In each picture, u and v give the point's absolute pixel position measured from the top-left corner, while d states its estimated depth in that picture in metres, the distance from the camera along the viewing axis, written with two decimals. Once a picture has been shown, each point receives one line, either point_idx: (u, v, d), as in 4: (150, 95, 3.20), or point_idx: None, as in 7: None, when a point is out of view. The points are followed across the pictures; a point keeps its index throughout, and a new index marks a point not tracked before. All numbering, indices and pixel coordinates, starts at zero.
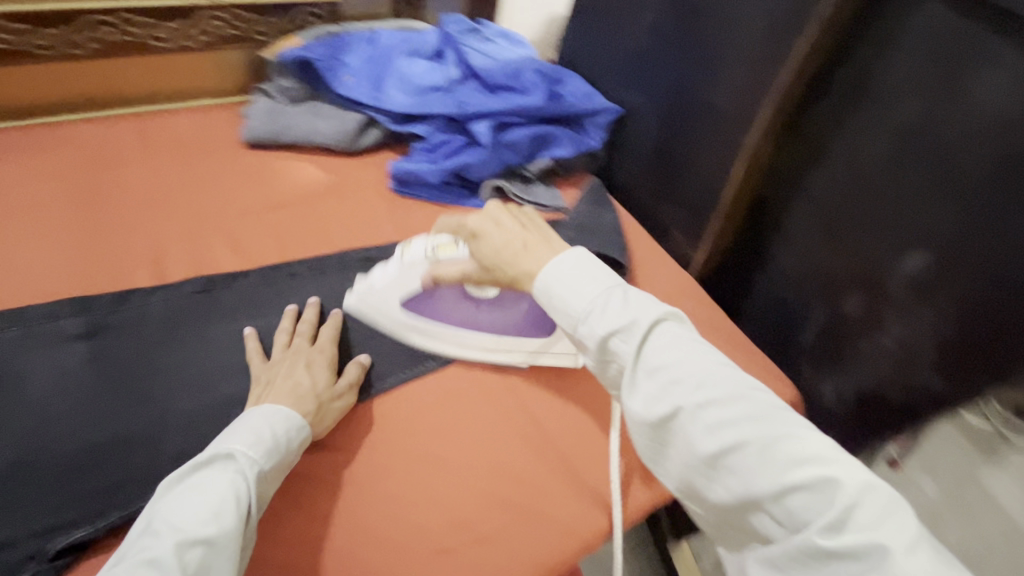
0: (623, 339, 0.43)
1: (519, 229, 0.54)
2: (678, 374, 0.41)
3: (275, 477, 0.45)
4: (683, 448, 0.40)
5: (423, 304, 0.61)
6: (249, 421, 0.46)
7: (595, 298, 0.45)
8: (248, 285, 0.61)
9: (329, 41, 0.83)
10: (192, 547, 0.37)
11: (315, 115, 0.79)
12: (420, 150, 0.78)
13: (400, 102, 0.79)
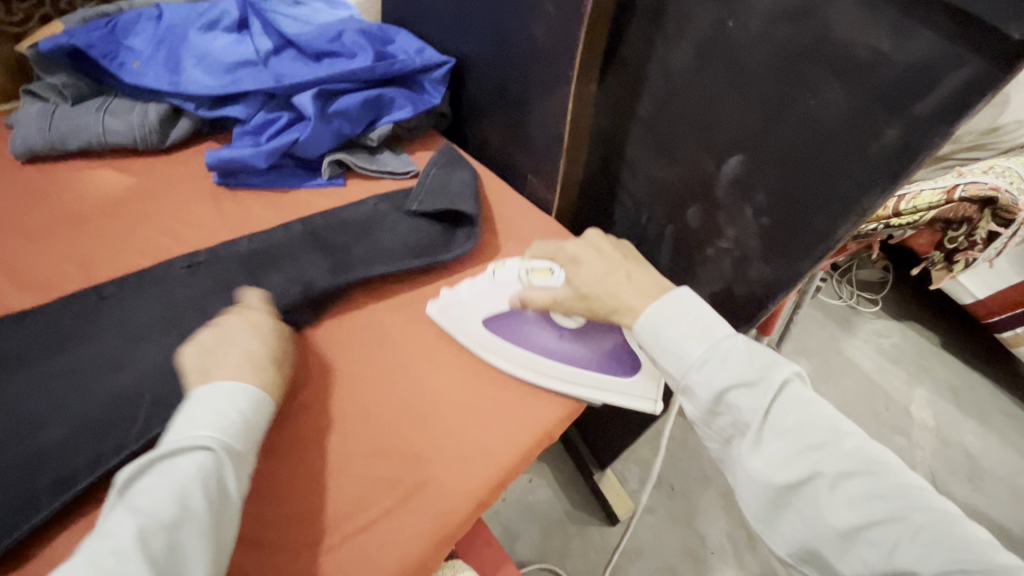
0: (755, 395, 0.42)
1: (620, 259, 0.54)
2: (813, 441, 0.40)
3: (249, 452, 0.41)
4: (815, 514, 0.38)
5: (502, 326, 0.59)
6: (207, 399, 0.41)
7: (712, 347, 0.44)
8: (58, 320, 0.52)
9: (99, 24, 0.70)
10: (157, 534, 0.34)
11: (104, 111, 0.68)
12: (241, 134, 0.70)
13: (205, 84, 0.70)
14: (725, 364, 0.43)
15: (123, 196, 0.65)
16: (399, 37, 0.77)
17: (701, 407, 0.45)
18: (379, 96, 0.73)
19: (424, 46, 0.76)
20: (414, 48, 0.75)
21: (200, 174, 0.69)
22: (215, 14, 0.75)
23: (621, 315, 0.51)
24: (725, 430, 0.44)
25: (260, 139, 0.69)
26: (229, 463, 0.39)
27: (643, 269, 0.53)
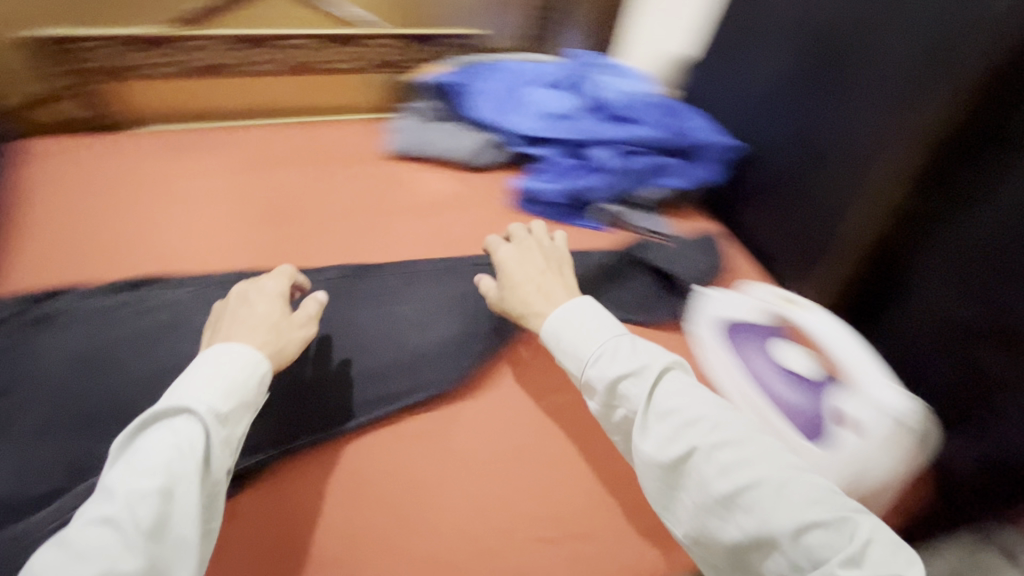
0: (637, 381, 0.50)
1: (542, 261, 0.64)
2: (690, 418, 0.47)
3: (240, 418, 0.46)
4: (697, 484, 0.45)
5: (728, 330, 0.65)
6: (208, 367, 0.46)
7: (605, 344, 0.53)
8: (384, 280, 0.70)
9: (466, 68, 0.91)
10: (149, 497, 0.39)
11: (450, 133, 0.89)
12: (541, 172, 0.84)
13: (528, 127, 0.86)
14: (614, 359, 0.51)
15: (440, 201, 0.83)
16: (688, 114, 0.86)
17: (597, 402, 0.52)
18: (660, 163, 0.83)
19: (707, 124, 0.85)
20: (701, 127, 0.84)
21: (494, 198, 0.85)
22: (544, 75, 0.92)
23: (524, 316, 0.60)
24: (621, 419, 0.51)
25: (555, 178, 0.83)
26: (215, 428, 0.43)
27: (560, 279, 0.62)
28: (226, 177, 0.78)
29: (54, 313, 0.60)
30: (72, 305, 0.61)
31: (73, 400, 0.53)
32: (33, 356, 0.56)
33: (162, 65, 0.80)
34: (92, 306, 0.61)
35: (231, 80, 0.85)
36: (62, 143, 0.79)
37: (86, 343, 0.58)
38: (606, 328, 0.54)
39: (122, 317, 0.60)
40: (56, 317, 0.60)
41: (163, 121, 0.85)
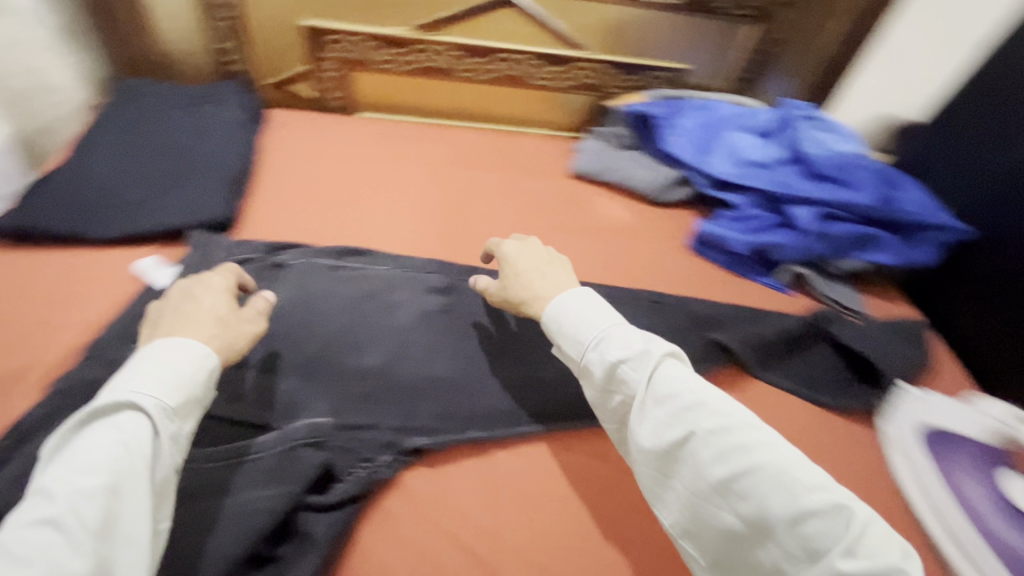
0: (635, 364, 0.48)
1: (546, 253, 0.63)
2: (687, 403, 0.46)
3: (187, 412, 0.45)
4: (693, 469, 0.44)
5: (934, 440, 0.60)
6: (153, 363, 0.44)
7: (606, 330, 0.52)
8: None
9: (668, 102, 0.91)
10: (94, 496, 0.38)
11: (637, 163, 0.89)
12: (727, 218, 0.83)
13: (724, 172, 0.84)
14: (616, 342, 0.51)
15: (616, 229, 0.85)
16: (906, 184, 0.78)
17: (595, 386, 0.51)
18: (865, 234, 0.76)
19: (927, 199, 0.77)
20: (921, 202, 0.76)
21: (671, 237, 0.85)
22: (749, 119, 0.88)
23: (526, 302, 0.58)
24: (619, 405, 0.50)
25: (741, 227, 0.81)
26: (161, 420, 0.43)
27: (562, 270, 0.61)
28: (428, 172, 0.87)
29: (284, 263, 0.69)
30: (299, 259, 0.69)
31: (288, 347, 0.61)
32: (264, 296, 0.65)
33: (406, 63, 0.89)
34: (306, 264, 0.69)
35: (445, 84, 0.92)
36: (306, 119, 0.92)
37: (306, 297, 0.65)
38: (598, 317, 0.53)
39: (336, 280, 0.68)
40: (285, 267, 0.68)
41: (383, 112, 0.96)
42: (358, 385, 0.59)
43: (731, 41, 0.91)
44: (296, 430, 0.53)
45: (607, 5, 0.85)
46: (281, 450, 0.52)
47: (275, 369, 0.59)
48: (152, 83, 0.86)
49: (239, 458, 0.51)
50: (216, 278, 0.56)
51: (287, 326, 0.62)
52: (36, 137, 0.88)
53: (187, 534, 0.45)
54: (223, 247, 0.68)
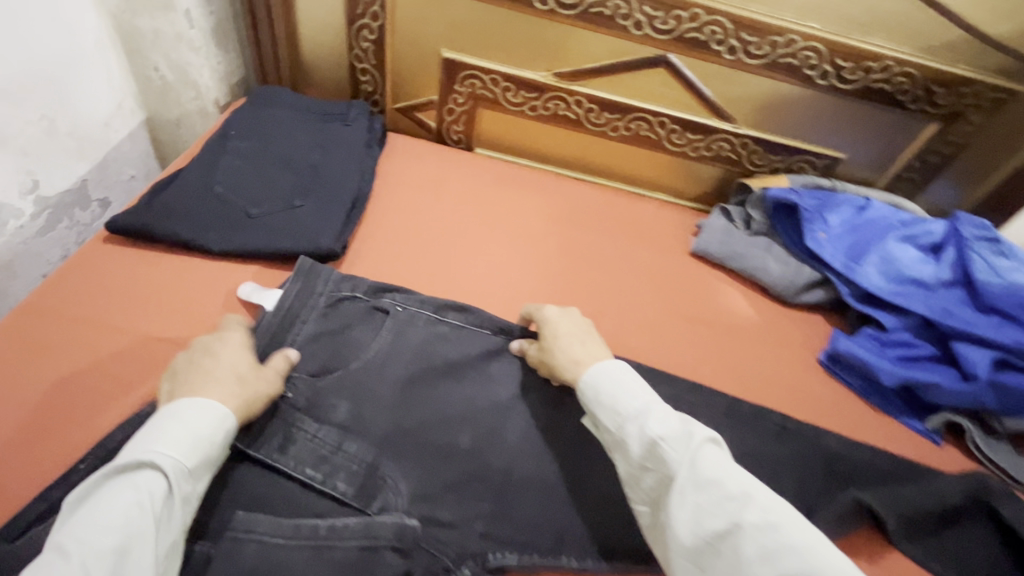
0: (676, 444, 0.47)
1: (586, 322, 0.62)
2: (729, 492, 0.44)
3: (202, 474, 0.46)
4: (733, 566, 0.41)
5: None
6: (175, 421, 0.45)
7: (646, 406, 0.51)
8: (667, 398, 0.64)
9: (816, 192, 0.81)
10: (102, 558, 0.38)
11: (771, 254, 0.80)
12: (870, 338, 0.72)
13: (875, 285, 0.74)
14: (657, 419, 0.49)
15: (740, 325, 0.76)
16: None
17: (630, 463, 0.49)
18: None
19: None
20: None
21: (798, 347, 0.75)
22: (913, 230, 0.77)
23: (559, 369, 0.57)
24: (653, 485, 0.48)
25: (889, 355, 0.70)
26: (177, 481, 0.43)
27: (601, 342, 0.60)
28: (541, 228, 0.81)
29: (386, 308, 0.63)
30: (401, 305, 0.64)
31: (380, 414, 0.56)
32: (363, 344, 0.61)
33: (540, 108, 0.85)
34: (407, 313, 0.64)
35: (570, 133, 0.87)
36: (424, 146, 0.88)
37: (403, 355, 0.61)
38: (629, 398, 0.52)
39: (436, 338, 0.63)
40: (386, 312, 0.63)
41: (500, 151, 0.92)
42: (448, 469, 0.55)
43: (900, 134, 0.81)
44: (382, 529, 0.48)
45: (769, 81, 0.77)
46: (359, 550, 0.47)
47: (364, 435, 0.55)
48: (286, 90, 0.85)
49: (317, 551, 0.46)
50: (236, 333, 0.55)
51: (381, 387, 0.58)
52: (170, 127, 0.91)
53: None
54: (326, 278, 0.64)
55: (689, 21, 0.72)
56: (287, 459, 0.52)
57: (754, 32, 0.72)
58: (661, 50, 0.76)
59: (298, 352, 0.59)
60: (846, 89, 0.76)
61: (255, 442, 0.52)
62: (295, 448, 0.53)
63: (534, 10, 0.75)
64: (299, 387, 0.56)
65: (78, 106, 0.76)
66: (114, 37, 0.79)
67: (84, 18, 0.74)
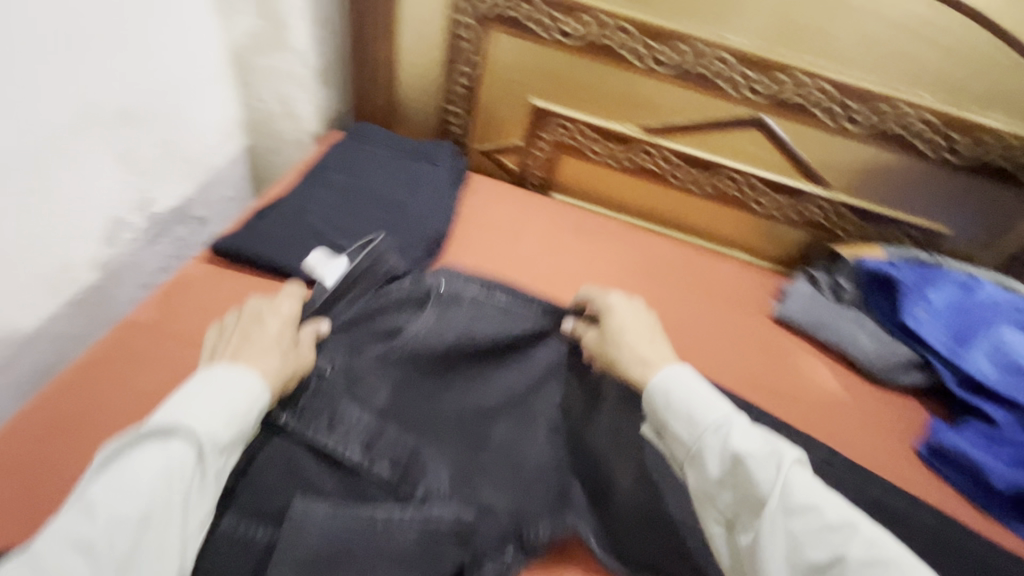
0: (766, 465, 0.43)
1: (649, 318, 0.57)
2: (830, 521, 0.40)
3: (232, 448, 0.45)
4: None
5: None
6: (213, 391, 0.44)
7: (726, 417, 0.46)
8: None
9: (914, 266, 0.76)
10: (127, 530, 0.38)
11: (863, 329, 0.75)
12: (976, 432, 0.65)
13: (984, 373, 0.67)
14: (742, 433, 0.45)
15: (825, 402, 0.71)
16: None
17: (705, 478, 0.46)
18: None
19: None
20: None
21: (890, 433, 0.69)
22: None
23: (620, 363, 0.54)
24: (727, 502, 0.45)
25: (999, 454, 0.63)
26: (207, 454, 0.42)
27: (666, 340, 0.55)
28: (598, 258, 0.82)
29: (429, 288, 0.63)
30: (446, 283, 0.63)
31: (415, 394, 0.59)
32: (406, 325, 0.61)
33: (623, 160, 0.85)
34: (451, 291, 0.63)
35: (651, 186, 0.86)
36: (504, 188, 0.89)
37: (445, 336, 0.60)
38: (700, 400, 0.47)
39: (478, 318, 0.61)
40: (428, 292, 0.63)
41: (578, 199, 0.92)
42: (492, 458, 0.56)
43: (1014, 212, 0.75)
44: (442, 514, 0.50)
45: (870, 148, 0.74)
46: (420, 535, 0.49)
47: (403, 419, 0.56)
48: (379, 127, 0.89)
49: (376, 532, 0.48)
50: (288, 304, 0.56)
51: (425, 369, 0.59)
52: (268, 153, 0.96)
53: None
54: (369, 254, 0.65)
55: (790, 84, 0.71)
56: (331, 436, 0.53)
57: (859, 98, 0.70)
58: (756, 111, 0.75)
59: (343, 332, 0.61)
60: (957, 162, 0.72)
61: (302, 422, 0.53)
62: (341, 426, 0.54)
63: (629, 65, 0.76)
64: (335, 359, 0.58)
65: (192, 130, 0.81)
66: (232, 70, 0.85)
67: (210, 53, 0.81)
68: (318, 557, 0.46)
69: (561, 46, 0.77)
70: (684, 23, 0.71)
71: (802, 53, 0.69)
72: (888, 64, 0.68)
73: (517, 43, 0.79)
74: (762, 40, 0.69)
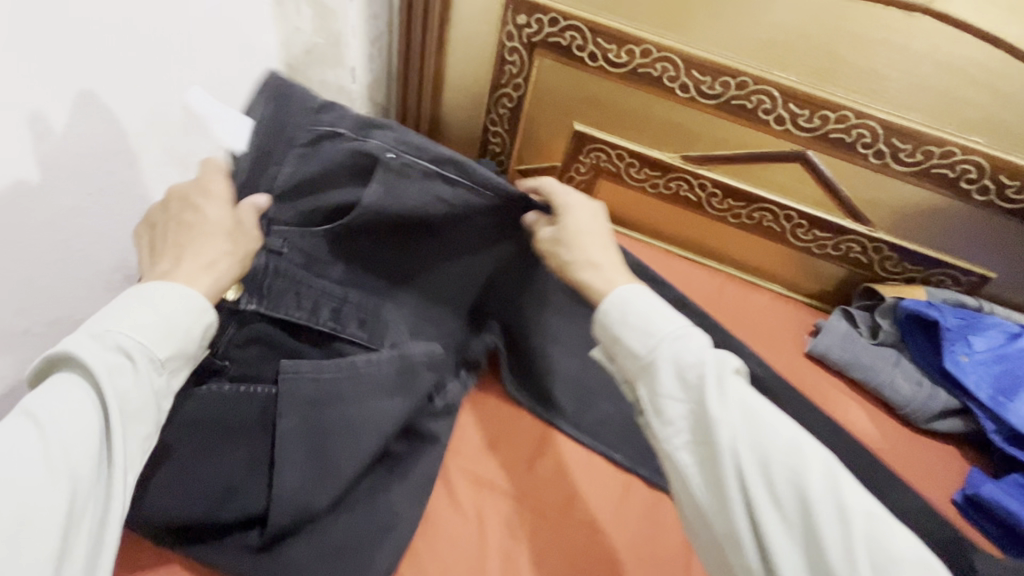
0: (710, 377, 0.42)
1: (607, 231, 0.55)
2: (757, 417, 0.41)
3: (174, 367, 0.44)
4: (757, 492, 0.39)
5: None
6: (149, 309, 0.43)
7: (682, 330, 0.46)
8: None
9: (958, 310, 0.74)
10: (75, 442, 0.38)
11: (900, 370, 0.74)
12: (1019, 486, 0.63)
13: None
14: (692, 348, 0.45)
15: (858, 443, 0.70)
16: None
17: (653, 388, 0.45)
18: None
19: None
20: None
21: (926, 478, 0.68)
22: None
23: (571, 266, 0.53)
24: (676, 420, 0.44)
25: None
26: (146, 373, 0.42)
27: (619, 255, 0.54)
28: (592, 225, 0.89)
29: (375, 152, 0.57)
30: (394, 153, 0.57)
31: (367, 259, 0.61)
32: (357, 193, 0.59)
33: (661, 186, 0.85)
34: (398, 161, 0.57)
35: (688, 214, 0.87)
36: None
37: (398, 209, 0.58)
38: (647, 304, 0.47)
39: (427, 192, 0.58)
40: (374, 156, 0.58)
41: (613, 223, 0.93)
42: (442, 304, 0.64)
43: None
44: (414, 351, 0.58)
45: (916, 189, 0.73)
46: (397, 366, 0.56)
47: (363, 284, 0.61)
48: None
49: (358, 373, 0.54)
50: (217, 181, 0.52)
51: (380, 236, 0.60)
52: None
53: (340, 442, 0.52)
54: (303, 111, 0.59)
55: (837, 121, 0.71)
56: (298, 309, 0.58)
57: (908, 139, 0.69)
58: (799, 146, 0.74)
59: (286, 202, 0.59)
60: (1007, 207, 0.71)
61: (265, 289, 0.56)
62: (305, 299, 0.58)
63: (672, 95, 0.76)
64: (291, 240, 0.58)
65: None
66: (287, 80, 0.87)
67: (270, 66, 0.83)
68: (316, 397, 0.52)
69: (606, 72, 0.78)
70: (733, 56, 0.71)
71: (849, 91, 0.69)
72: (939, 106, 0.67)
73: (562, 68, 0.81)
74: (810, 77, 0.70)
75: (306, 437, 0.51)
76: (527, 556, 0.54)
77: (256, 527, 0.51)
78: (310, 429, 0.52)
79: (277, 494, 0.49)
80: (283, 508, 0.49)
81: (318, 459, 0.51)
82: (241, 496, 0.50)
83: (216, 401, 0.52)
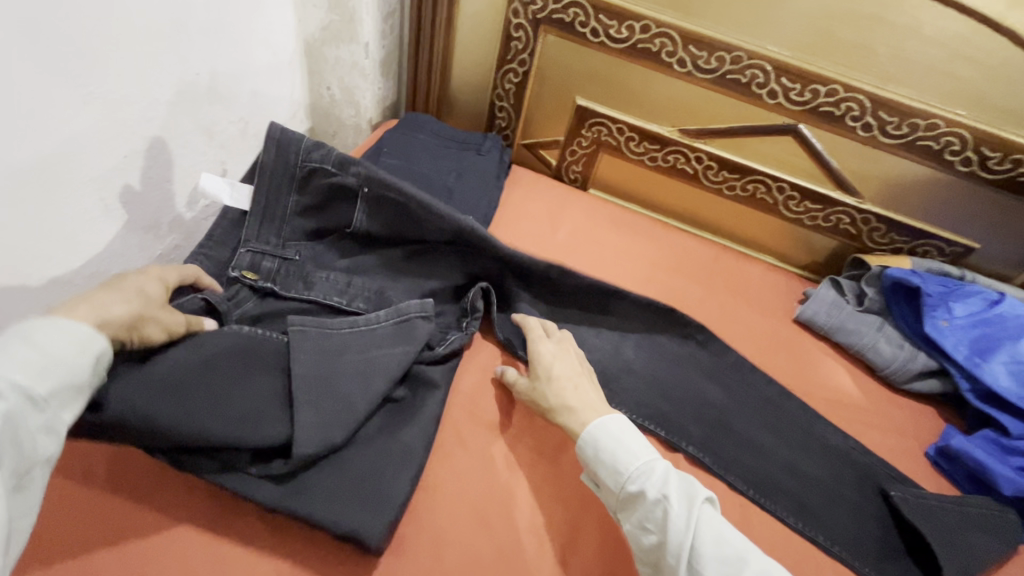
0: (674, 509, 0.49)
1: (578, 369, 0.63)
2: (726, 556, 0.47)
3: (60, 404, 0.41)
4: None
5: None
6: (27, 341, 0.40)
7: (647, 464, 0.53)
8: (752, 451, 0.66)
9: (942, 278, 0.77)
10: None
11: (885, 333, 0.77)
12: (987, 441, 0.67)
13: (1002, 385, 0.69)
14: (655, 480, 0.51)
15: (839, 399, 0.75)
16: None
17: (633, 520, 0.52)
18: None
19: None
20: None
21: (900, 429, 0.73)
22: None
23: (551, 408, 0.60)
24: (652, 545, 0.50)
25: (1011, 463, 0.65)
26: (24, 409, 0.39)
27: (593, 388, 0.62)
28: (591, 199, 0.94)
29: (353, 186, 0.67)
30: (365, 177, 0.66)
31: (368, 260, 0.71)
32: (343, 218, 0.69)
33: (660, 159, 0.89)
34: (378, 178, 0.67)
35: (681, 185, 0.91)
36: (544, 181, 0.95)
37: (384, 230, 0.70)
38: (614, 443, 0.54)
39: (405, 216, 0.68)
40: (355, 192, 0.68)
41: (614, 197, 0.98)
42: (433, 279, 0.72)
43: None
44: (410, 307, 0.65)
45: (901, 162, 0.76)
46: (395, 319, 0.64)
47: (365, 271, 0.71)
48: (430, 117, 0.96)
49: (364, 330, 0.62)
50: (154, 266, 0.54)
51: (376, 246, 0.71)
52: (326, 137, 1.03)
53: (349, 380, 0.57)
54: (297, 149, 0.67)
55: (827, 95, 0.74)
56: (313, 291, 0.67)
57: (895, 112, 0.73)
58: (792, 119, 0.78)
59: (270, 223, 0.68)
60: (989, 178, 0.74)
61: (262, 275, 0.66)
62: (317, 286, 0.67)
63: (671, 70, 0.80)
64: (302, 250, 0.69)
65: (265, 112, 0.88)
66: (303, 58, 0.91)
67: (286, 41, 0.87)
68: (326, 347, 0.58)
69: (607, 49, 0.82)
70: (729, 32, 0.74)
71: (839, 65, 0.72)
72: (924, 80, 0.70)
73: (565, 44, 0.84)
74: (800, 52, 0.73)
75: (317, 378, 0.56)
76: (525, 484, 0.59)
77: (280, 457, 0.53)
78: (321, 371, 0.56)
79: (300, 426, 0.52)
80: (306, 438, 0.52)
81: (332, 395, 0.55)
82: (260, 425, 0.52)
83: (241, 341, 0.56)
